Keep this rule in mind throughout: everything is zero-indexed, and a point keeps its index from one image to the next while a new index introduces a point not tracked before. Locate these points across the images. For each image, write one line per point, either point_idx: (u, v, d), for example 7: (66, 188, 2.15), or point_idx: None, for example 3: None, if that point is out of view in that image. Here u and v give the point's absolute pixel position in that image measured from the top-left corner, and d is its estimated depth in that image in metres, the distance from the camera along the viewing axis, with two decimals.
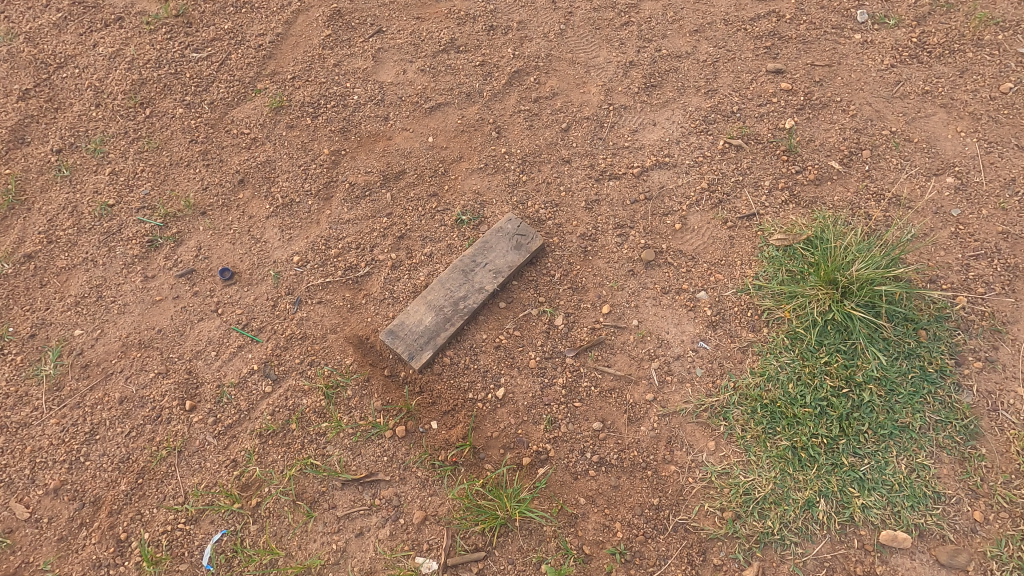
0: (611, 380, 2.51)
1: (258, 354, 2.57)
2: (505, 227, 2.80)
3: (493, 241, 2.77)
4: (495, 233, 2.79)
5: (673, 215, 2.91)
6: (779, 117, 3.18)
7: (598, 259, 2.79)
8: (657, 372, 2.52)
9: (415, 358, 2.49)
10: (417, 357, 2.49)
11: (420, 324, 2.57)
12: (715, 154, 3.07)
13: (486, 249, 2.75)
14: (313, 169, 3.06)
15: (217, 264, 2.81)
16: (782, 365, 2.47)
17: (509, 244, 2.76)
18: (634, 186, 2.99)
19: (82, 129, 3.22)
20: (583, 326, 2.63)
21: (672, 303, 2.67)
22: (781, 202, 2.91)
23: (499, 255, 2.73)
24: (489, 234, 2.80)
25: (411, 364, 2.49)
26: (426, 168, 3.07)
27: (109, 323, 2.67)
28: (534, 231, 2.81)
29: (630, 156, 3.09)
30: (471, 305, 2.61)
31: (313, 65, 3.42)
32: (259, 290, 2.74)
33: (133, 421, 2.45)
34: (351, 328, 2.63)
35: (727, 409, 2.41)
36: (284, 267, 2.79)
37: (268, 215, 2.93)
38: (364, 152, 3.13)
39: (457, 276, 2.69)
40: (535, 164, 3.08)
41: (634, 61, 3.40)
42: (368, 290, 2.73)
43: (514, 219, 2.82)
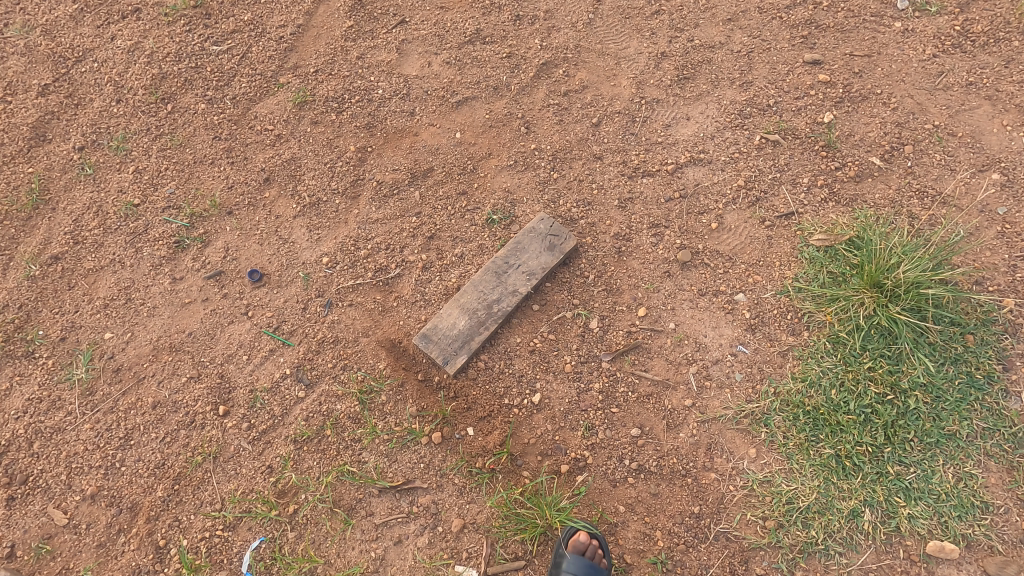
0: (648, 385, 2.47)
1: (290, 357, 2.55)
2: (537, 228, 2.74)
3: (525, 241, 2.71)
4: (527, 233, 2.74)
5: (709, 214, 2.83)
6: (818, 111, 3.08)
7: (633, 260, 2.73)
8: (696, 378, 2.47)
9: (450, 363, 2.45)
10: (452, 362, 2.46)
11: (453, 327, 2.53)
12: (752, 150, 2.98)
13: (518, 250, 2.70)
14: (339, 167, 3.00)
15: (245, 265, 2.77)
16: (824, 370, 2.41)
17: (542, 244, 2.70)
18: (668, 183, 2.91)
19: (103, 126, 3.17)
20: (618, 330, 2.58)
21: (709, 306, 2.62)
22: (820, 200, 2.82)
23: (532, 256, 2.67)
24: (521, 235, 2.74)
25: (445, 368, 2.45)
26: (454, 166, 3.00)
27: (139, 326, 2.65)
28: (567, 231, 2.75)
29: (663, 152, 3.00)
30: (505, 308, 2.56)
31: (336, 58, 3.34)
32: (288, 292, 2.70)
33: (167, 427, 2.44)
34: (383, 331, 2.59)
35: (768, 416, 2.36)
36: (313, 268, 2.75)
37: (295, 215, 2.88)
38: (391, 148, 3.06)
39: (489, 278, 2.63)
40: (566, 161, 3.00)
41: (665, 52, 3.29)
42: (399, 292, 2.68)
43: (546, 219, 2.76)
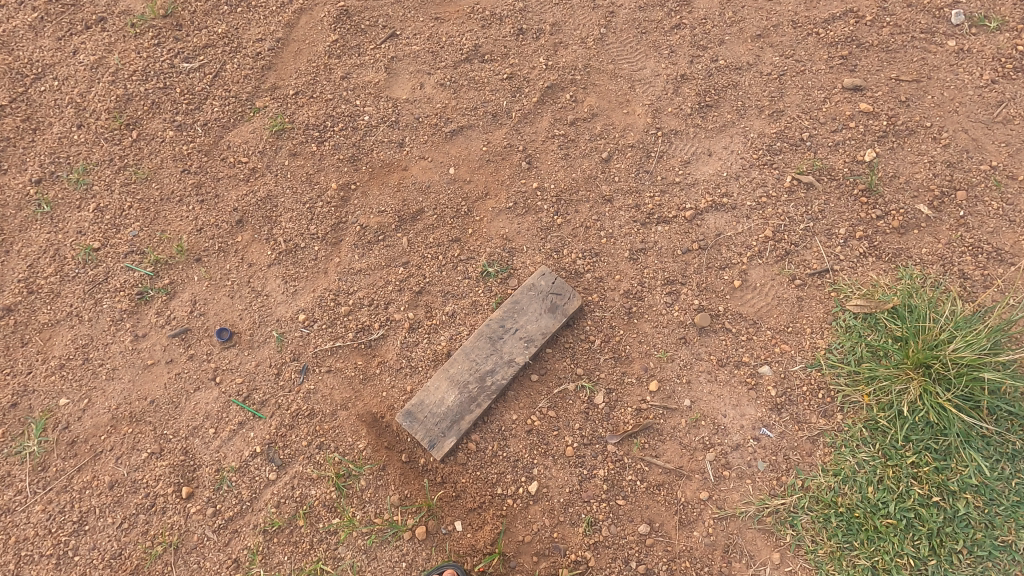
0: (660, 473, 2.20)
1: (261, 433, 2.30)
2: (536, 285, 2.44)
3: (522, 300, 2.42)
4: (525, 291, 2.44)
5: (731, 268, 2.51)
6: (857, 146, 2.72)
7: (644, 322, 2.44)
8: (713, 466, 2.20)
9: (436, 446, 2.19)
10: (440, 446, 2.20)
11: (441, 404, 2.26)
12: (781, 193, 2.64)
13: (515, 311, 2.41)
14: (319, 208, 2.72)
15: (214, 322, 2.51)
16: (860, 463, 2.13)
17: (542, 304, 2.41)
18: (686, 231, 2.59)
19: (63, 155, 2.87)
20: (626, 407, 2.30)
21: (730, 379, 2.33)
22: (859, 254, 2.49)
23: (531, 318, 2.38)
24: (519, 292, 2.44)
25: (432, 453, 2.20)
26: (447, 207, 2.70)
27: (97, 391, 2.40)
28: (571, 287, 2.46)
29: (681, 194, 2.67)
30: (500, 381, 2.29)
31: (318, 78, 3.00)
32: (260, 354, 2.45)
33: (125, 510, 2.21)
34: (364, 403, 2.34)
35: (795, 516, 2.09)
36: (288, 326, 2.49)
37: (270, 263, 2.61)
38: (378, 185, 2.76)
39: (482, 344, 2.35)
40: (571, 203, 2.69)
41: (686, 74, 2.92)
42: (382, 357, 2.43)
43: (547, 273, 2.46)
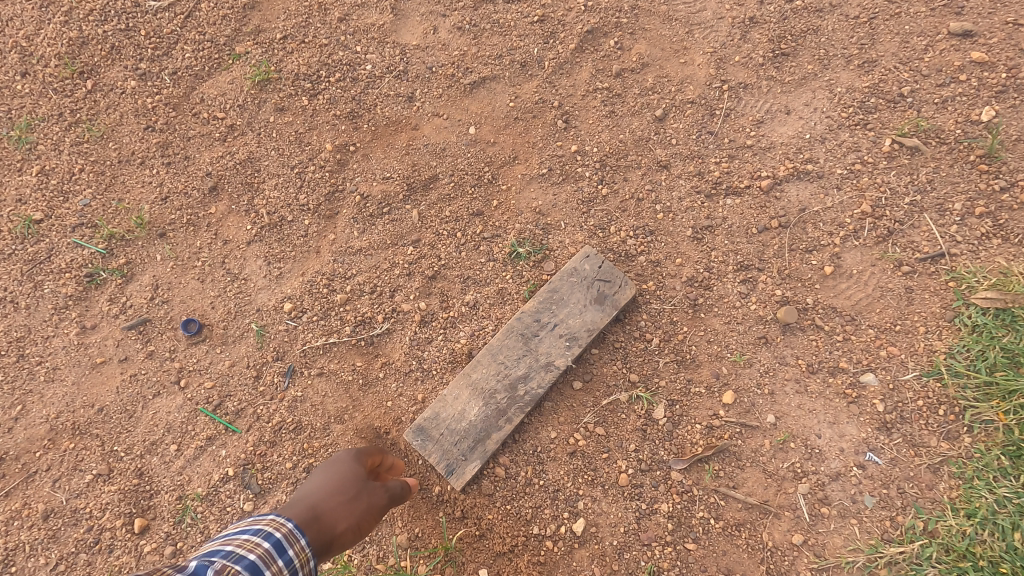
0: (739, 509, 1.73)
1: (235, 451, 1.84)
2: (579, 270, 1.96)
3: (562, 289, 1.94)
4: (565, 277, 1.96)
5: (820, 251, 2.02)
6: (970, 103, 2.17)
7: (713, 317, 1.96)
8: (808, 501, 1.73)
9: (456, 473, 1.73)
10: (460, 473, 1.74)
11: (461, 419, 1.79)
12: (879, 159, 2.14)
13: (553, 301, 1.92)
14: (311, 173, 2.23)
15: (179, 311, 2.03)
16: (1001, 501, 1.64)
17: (587, 294, 1.92)
18: (762, 205, 2.10)
19: (3, 109, 2.39)
20: (694, 423, 1.83)
21: (823, 390, 1.86)
22: (980, 235, 1.99)
23: (573, 311, 1.90)
24: (557, 278, 1.96)
25: (450, 481, 1.74)
26: (466, 174, 2.22)
27: (33, 396, 1.94)
28: (622, 273, 1.97)
29: (754, 160, 2.17)
30: (535, 390, 1.81)
31: (311, 19, 2.49)
32: (236, 352, 1.98)
33: (62, 548, 1.76)
34: (364, 415, 1.88)
35: (919, 570, 1.62)
36: (270, 317, 2.02)
37: (249, 240, 2.13)
38: (382, 147, 2.28)
39: (513, 343, 1.87)
40: (619, 169, 2.20)
41: (756, 17, 2.40)
42: (387, 357, 1.96)
43: (592, 256, 1.97)
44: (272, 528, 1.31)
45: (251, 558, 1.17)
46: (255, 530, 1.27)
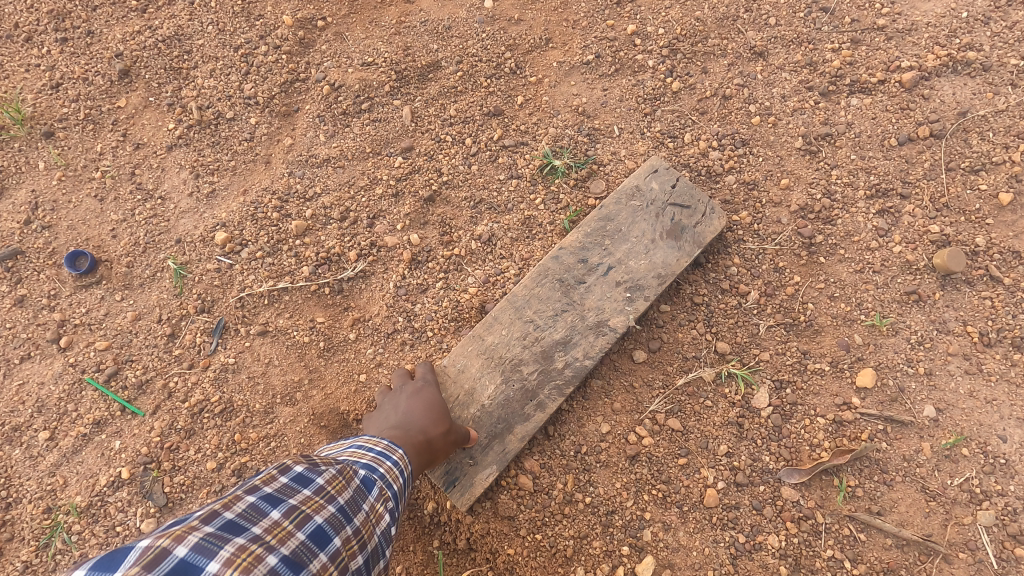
0: (886, 549, 1.14)
1: (134, 442, 1.25)
2: (645, 189, 1.33)
3: (620, 216, 1.32)
4: (624, 198, 1.33)
5: (992, 172, 1.39)
6: None
7: (836, 263, 1.35)
8: (993, 539, 1.13)
9: (458, 485, 1.15)
10: (463, 485, 1.16)
11: (468, 405, 1.19)
12: None
13: (607, 234, 1.30)
14: (262, 56, 1.59)
15: (67, 242, 1.42)
16: None
17: (656, 225, 1.30)
18: (903, 106, 1.46)
19: None
20: (814, 416, 1.23)
21: (1009, 372, 1.24)
22: None
23: (636, 249, 1.29)
24: (613, 201, 1.33)
25: (452, 496, 1.16)
26: (480, 62, 1.58)
27: None
28: (706, 196, 1.35)
29: (889, 46, 1.53)
30: (579, 363, 1.22)
31: None
32: (143, 299, 1.37)
33: None
34: (326, 394, 1.29)
35: None
36: (196, 252, 1.41)
37: (172, 145, 1.51)
38: (362, 25, 1.63)
39: (548, 293, 1.26)
40: (695, 59, 1.56)
41: None
42: (362, 310, 1.36)
43: (663, 170, 1.35)
44: (404, 461, 0.94)
45: (399, 490, 0.89)
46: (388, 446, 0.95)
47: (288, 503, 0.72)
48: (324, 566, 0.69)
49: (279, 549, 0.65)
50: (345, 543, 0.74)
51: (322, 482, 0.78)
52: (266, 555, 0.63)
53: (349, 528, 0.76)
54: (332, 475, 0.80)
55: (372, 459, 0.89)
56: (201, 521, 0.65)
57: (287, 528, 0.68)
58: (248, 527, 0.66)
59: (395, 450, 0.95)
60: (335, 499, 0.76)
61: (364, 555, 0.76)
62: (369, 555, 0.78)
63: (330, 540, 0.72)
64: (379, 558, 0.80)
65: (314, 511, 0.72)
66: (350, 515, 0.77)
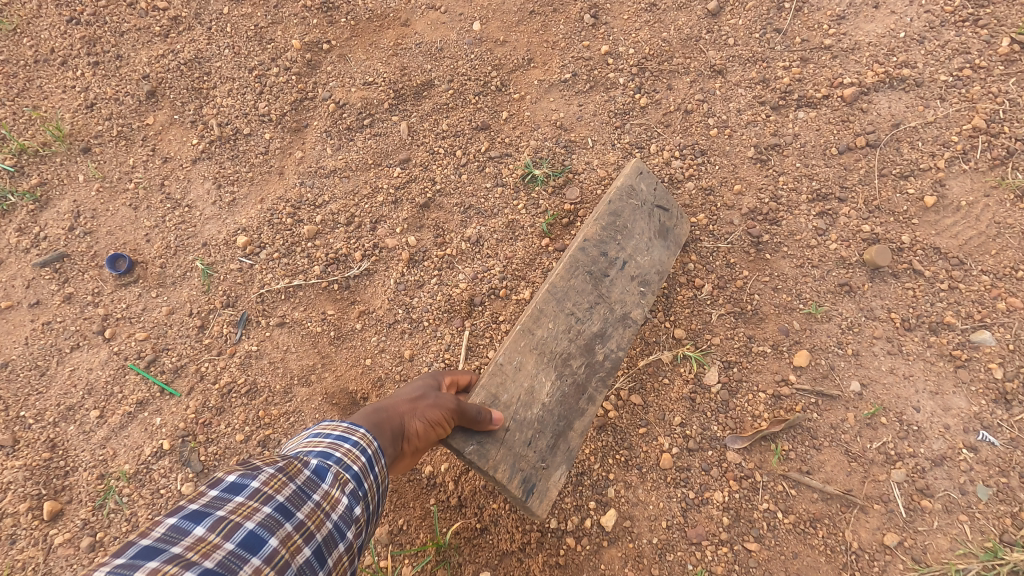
0: (814, 501, 1.35)
1: (172, 419, 1.46)
2: (638, 190, 1.49)
3: (625, 215, 1.46)
4: (626, 198, 1.48)
5: (919, 178, 1.59)
6: None
7: (780, 258, 1.54)
8: (903, 492, 1.34)
9: (538, 491, 1.25)
10: (541, 490, 1.26)
11: (532, 407, 1.29)
12: (995, 63, 1.68)
13: (617, 230, 1.45)
14: (274, 76, 1.78)
15: (105, 245, 1.62)
16: None
17: (649, 226, 1.48)
18: (844, 119, 1.65)
19: None
20: (757, 391, 1.43)
21: (923, 352, 1.45)
22: None
23: (640, 246, 1.46)
24: (615, 199, 1.47)
25: (530, 504, 1.24)
26: (468, 80, 1.76)
27: None
28: (677, 203, 1.56)
29: (834, 63, 1.72)
30: (614, 354, 1.39)
31: None
32: (175, 295, 1.57)
33: None
34: (337, 376, 1.49)
35: None
36: (220, 253, 1.60)
37: (195, 159, 1.70)
38: (362, 47, 1.82)
39: (581, 286, 1.39)
40: (661, 75, 1.74)
41: None
42: (367, 304, 1.56)
43: (648, 173, 1.51)
44: (366, 439, 1.01)
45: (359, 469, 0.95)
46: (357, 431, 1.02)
47: (218, 514, 0.75)
48: (258, 568, 0.72)
49: (201, 563, 0.68)
50: (286, 539, 0.78)
51: (258, 485, 0.82)
52: (186, 572, 0.66)
53: (290, 525, 0.80)
54: (270, 476, 0.84)
55: (327, 446, 0.95)
56: (117, 551, 0.67)
57: (212, 541, 0.71)
58: (168, 548, 0.68)
59: (355, 430, 1.03)
60: (271, 501, 0.80)
61: (312, 546, 0.81)
62: (321, 545, 0.83)
63: (264, 543, 0.75)
64: (336, 542, 0.85)
65: (244, 518, 0.76)
66: (290, 512, 0.81)
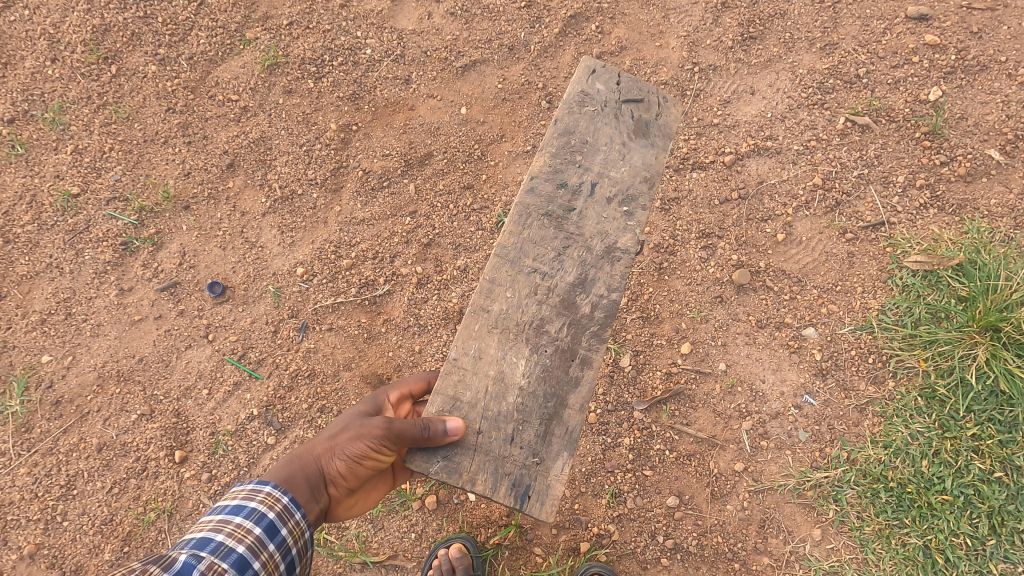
0: (690, 443, 2.02)
1: (258, 395, 2.14)
2: (590, 102, 1.79)
3: (580, 135, 1.75)
4: (576, 112, 1.78)
5: (774, 220, 2.26)
6: (920, 84, 2.40)
7: (676, 279, 2.21)
8: (750, 436, 2.01)
9: (535, 490, 1.48)
10: (540, 487, 1.50)
11: (513, 402, 1.55)
12: (833, 136, 2.35)
13: (577, 155, 1.73)
14: (318, 150, 2.46)
15: (205, 275, 2.31)
16: (913, 434, 1.93)
17: (614, 132, 1.76)
18: (724, 178, 2.32)
19: (37, 92, 2.60)
20: (656, 370, 2.10)
21: (770, 342, 2.12)
22: (918, 206, 2.23)
23: (608, 161, 1.73)
24: (567, 126, 1.76)
25: (532, 500, 1.47)
26: (458, 151, 2.45)
27: (81, 348, 2.23)
28: (639, 88, 1.82)
29: (720, 137, 2.39)
30: (598, 298, 1.62)
31: (315, 6, 2.67)
32: (255, 310, 2.25)
33: (115, 475, 2.08)
34: (370, 364, 2.18)
35: (838, 490, 1.92)
36: (285, 280, 2.28)
37: (264, 212, 2.39)
38: (381, 127, 2.50)
39: (548, 235, 1.66)
40: None
41: (727, 2, 2.58)
42: (389, 314, 2.24)
43: (598, 84, 1.80)
44: (266, 505, 1.38)
45: (246, 545, 1.29)
46: (253, 507, 1.36)
47: None
48: None
49: None
50: None
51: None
52: None
53: None
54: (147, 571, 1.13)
55: (223, 527, 1.30)
56: None
57: None
58: None
59: (262, 491, 1.41)
60: None
61: None
62: None
63: None
64: None
65: None
66: None
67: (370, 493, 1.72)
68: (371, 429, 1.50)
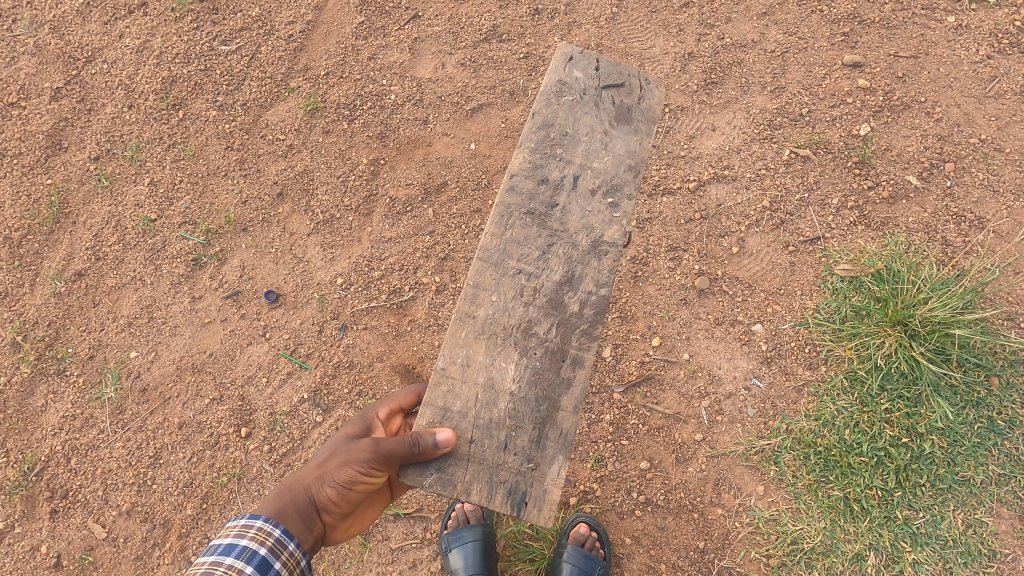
0: (659, 418, 2.49)
1: (307, 382, 2.63)
2: (569, 98, 2.21)
3: (561, 132, 2.18)
4: (554, 107, 2.20)
5: (730, 236, 2.73)
6: (853, 121, 2.88)
7: (649, 285, 2.69)
8: (707, 412, 2.48)
9: (533, 501, 1.86)
10: (538, 493, 1.87)
11: (505, 408, 1.93)
12: (780, 165, 2.83)
13: (560, 151, 2.15)
14: (352, 181, 2.97)
15: (261, 285, 2.80)
16: (839, 409, 2.39)
17: (593, 126, 2.19)
18: (689, 202, 2.80)
19: (117, 134, 3.12)
20: (631, 359, 2.57)
21: (725, 336, 2.58)
22: (849, 223, 2.69)
23: (591, 153, 2.16)
24: (550, 124, 2.18)
25: (531, 507, 1.86)
26: (469, 180, 2.95)
27: (162, 345, 2.73)
28: (614, 80, 2.26)
29: (686, 167, 2.88)
30: (580, 297, 2.03)
31: (347, 59, 3.19)
32: (304, 313, 2.75)
33: (194, 447, 2.57)
34: (398, 357, 2.67)
35: (778, 454, 2.38)
36: (327, 289, 2.78)
37: (308, 232, 2.89)
38: (404, 160, 3.01)
39: (534, 234, 2.07)
40: None
41: (693, 53, 3.08)
42: (413, 315, 2.73)
43: (575, 80, 2.24)
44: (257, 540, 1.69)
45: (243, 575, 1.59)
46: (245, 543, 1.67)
47: None
48: None
49: None
50: None
51: None
52: None
53: None
54: None
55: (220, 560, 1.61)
56: None
57: None
58: None
59: (252, 528, 1.72)
60: None
61: None
62: None
63: None
64: None
65: None
66: None
67: (364, 513, 2.06)
68: (358, 453, 1.85)
